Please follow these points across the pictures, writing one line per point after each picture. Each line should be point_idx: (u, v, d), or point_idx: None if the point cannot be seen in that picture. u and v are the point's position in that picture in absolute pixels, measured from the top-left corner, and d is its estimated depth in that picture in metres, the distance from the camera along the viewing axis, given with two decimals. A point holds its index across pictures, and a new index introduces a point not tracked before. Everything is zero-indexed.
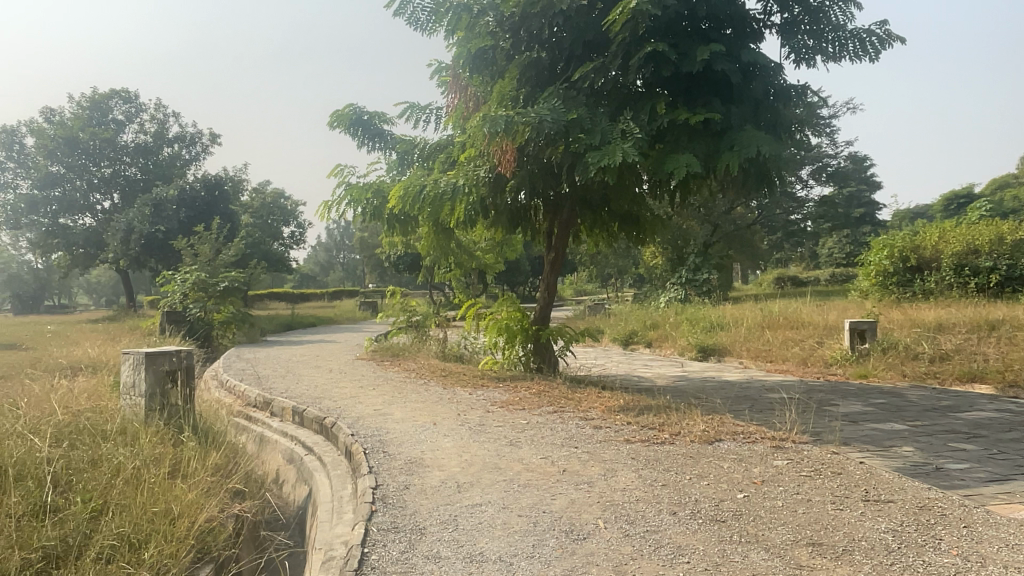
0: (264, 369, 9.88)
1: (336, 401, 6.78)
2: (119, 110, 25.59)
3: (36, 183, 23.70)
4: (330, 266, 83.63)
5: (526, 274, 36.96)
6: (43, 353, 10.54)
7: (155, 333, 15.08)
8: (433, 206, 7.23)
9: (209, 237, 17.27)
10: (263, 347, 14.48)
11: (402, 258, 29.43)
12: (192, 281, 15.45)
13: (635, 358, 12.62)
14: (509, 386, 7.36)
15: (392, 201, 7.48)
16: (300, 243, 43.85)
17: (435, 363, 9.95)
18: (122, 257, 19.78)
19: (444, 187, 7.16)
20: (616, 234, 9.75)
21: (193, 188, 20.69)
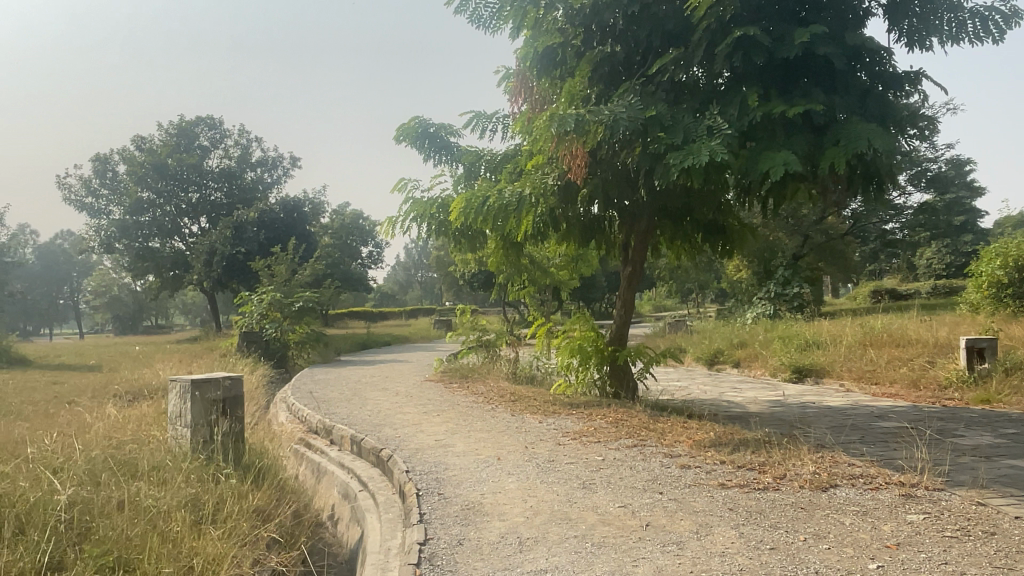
0: (330, 392, 9.53)
1: (397, 429, 6.29)
2: (204, 136, 26.39)
3: (127, 208, 24.61)
4: (410, 285, 84.84)
5: (604, 290, 36.10)
6: (119, 375, 10.55)
7: (231, 353, 15.12)
8: (500, 217, 6.71)
9: (285, 257, 17.34)
10: (336, 367, 14.27)
11: (477, 276, 29.15)
12: (268, 301, 15.46)
13: (723, 379, 11.70)
14: (583, 414, 6.70)
15: (454, 213, 7.00)
16: (379, 262, 44.36)
17: (507, 386, 9.37)
18: (205, 279, 20.15)
19: (511, 198, 6.63)
20: (699, 245, 8.99)
21: (272, 210, 20.96)
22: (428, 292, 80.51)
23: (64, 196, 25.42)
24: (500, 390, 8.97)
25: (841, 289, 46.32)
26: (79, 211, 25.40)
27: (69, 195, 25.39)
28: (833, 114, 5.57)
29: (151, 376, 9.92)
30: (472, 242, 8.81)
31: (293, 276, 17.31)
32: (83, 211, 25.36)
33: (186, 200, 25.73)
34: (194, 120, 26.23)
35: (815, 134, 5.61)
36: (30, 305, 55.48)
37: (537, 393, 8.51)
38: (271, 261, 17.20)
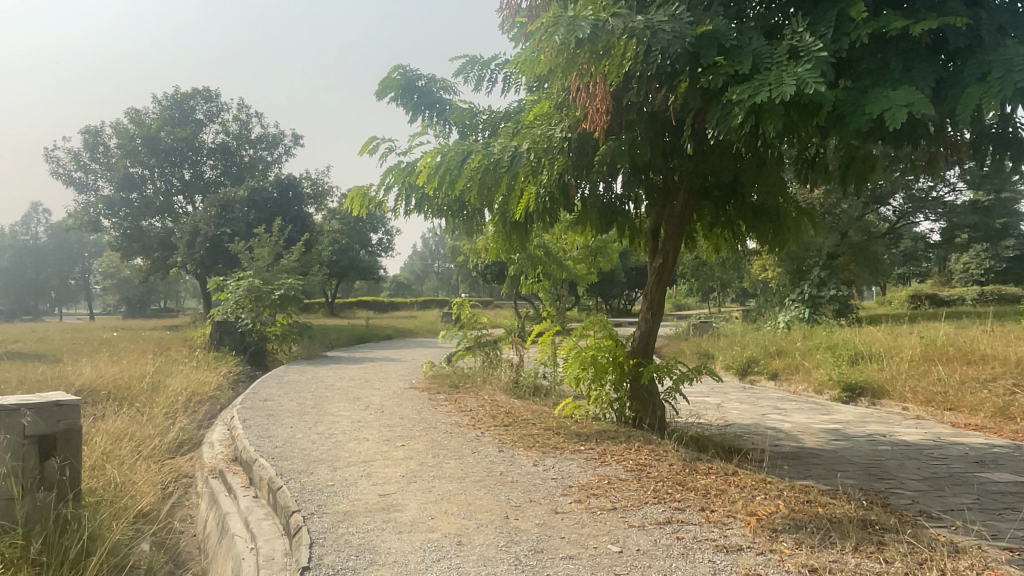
0: (288, 401, 7.85)
1: (335, 471, 4.56)
2: (200, 110, 24.81)
3: (116, 185, 23.08)
4: (425, 276, 83.75)
5: (621, 286, 34.27)
6: (49, 367, 8.97)
7: (204, 346, 13.50)
8: (487, 183, 5.01)
9: (269, 239, 15.68)
10: (318, 364, 12.61)
11: (488, 267, 27.43)
12: (246, 288, 13.76)
13: (763, 397, 9.87)
14: (595, 453, 4.94)
15: (423, 176, 5.24)
16: (389, 251, 42.78)
17: (502, 401, 7.64)
18: (189, 262, 18.58)
19: (503, 158, 4.92)
20: (744, 234, 7.15)
21: (264, 188, 19.32)
22: (443, 282, 78.86)
23: (50, 169, 23.93)
24: (493, 407, 7.22)
25: (870, 294, 44.10)
26: (67, 185, 23.97)
27: (56, 168, 23.88)
28: (976, 35, 3.76)
29: (79, 373, 8.31)
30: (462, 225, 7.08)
31: (278, 262, 15.66)
32: (70, 186, 23.88)
33: (180, 178, 24.16)
34: (190, 93, 24.63)
35: (946, 66, 3.81)
36: (37, 284, 54.51)
37: (536, 413, 6.74)
38: (255, 243, 15.54)
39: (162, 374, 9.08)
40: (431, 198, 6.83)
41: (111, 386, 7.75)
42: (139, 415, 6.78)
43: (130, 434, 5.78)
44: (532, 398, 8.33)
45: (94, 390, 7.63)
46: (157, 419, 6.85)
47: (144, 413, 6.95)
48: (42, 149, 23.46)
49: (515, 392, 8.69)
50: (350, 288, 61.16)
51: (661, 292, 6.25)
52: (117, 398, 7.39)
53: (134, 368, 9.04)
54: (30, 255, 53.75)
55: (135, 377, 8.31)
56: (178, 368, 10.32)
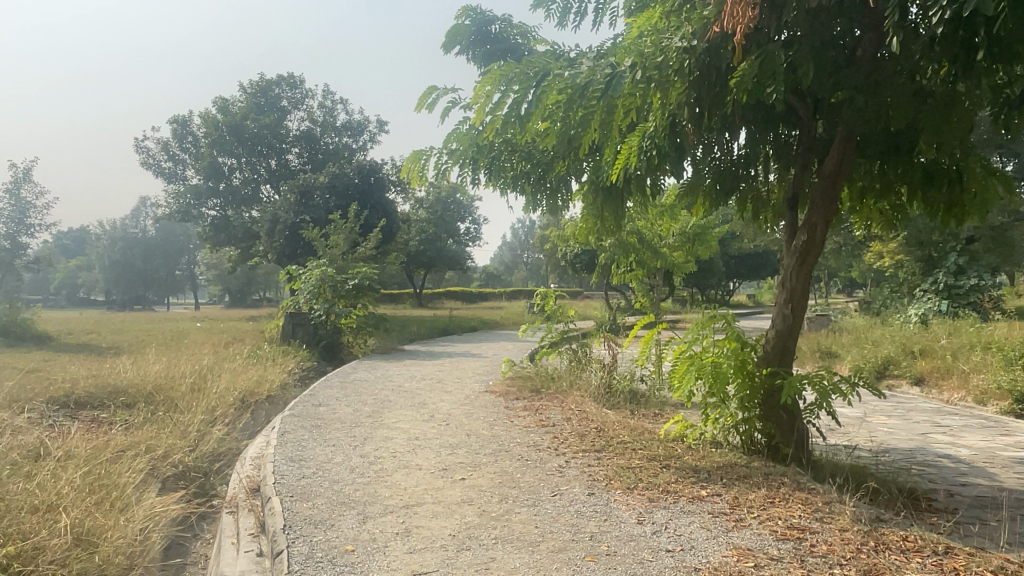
0: (342, 407, 6.71)
1: (364, 525, 3.32)
2: (285, 97, 24.31)
3: (203, 174, 22.95)
4: (515, 266, 83.09)
5: (721, 276, 32.03)
6: (98, 363, 8.21)
7: (275, 340, 12.72)
8: (575, 118, 3.66)
9: (344, 225, 14.74)
10: (392, 360, 11.54)
11: (578, 256, 25.94)
12: (319, 277, 12.76)
13: (916, 410, 8.03)
14: (726, 506, 3.52)
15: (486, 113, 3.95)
16: (477, 240, 41.86)
17: (595, 412, 6.23)
18: (269, 250, 18.09)
19: (598, 80, 3.55)
20: (908, 207, 5.48)
21: (345, 174, 18.52)
22: (533, 273, 77.77)
23: (143, 160, 24.09)
24: (582, 421, 5.82)
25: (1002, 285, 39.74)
26: (158, 176, 24.10)
27: (148, 158, 24.00)
28: None
29: (122, 371, 7.46)
30: (543, 197, 5.71)
31: (354, 249, 14.75)
32: (161, 176, 24.00)
33: (266, 166, 23.80)
34: (275, 79, 24.19)
35: None
36: (148, 275, 56.77)
37: (637, 432, 5.31)
38: (331, 228, 14.67)
39: (216, 374, 8.16)
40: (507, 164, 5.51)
41: (149, 390, 6.82)
42: (166, 431, 5.78)
43: (137, 460, 4.73)
44: (632, 410, 6.87)
45: (129, 393, 6.73)
46: (188, 436, 5.83)
47: (175, 427, 5.95)
48: (133, 138, 23.60)
49: (606, 401, 7.25)
50: (440, 278, 61.01)
51: (804, 276, 4.72)
52: (151, 406, 6.44)
53: (186, 366, 8.16)
54: (141, 247, 56.08)
55: (181, 377, 7.39)
56: (239, 365, 9.46)
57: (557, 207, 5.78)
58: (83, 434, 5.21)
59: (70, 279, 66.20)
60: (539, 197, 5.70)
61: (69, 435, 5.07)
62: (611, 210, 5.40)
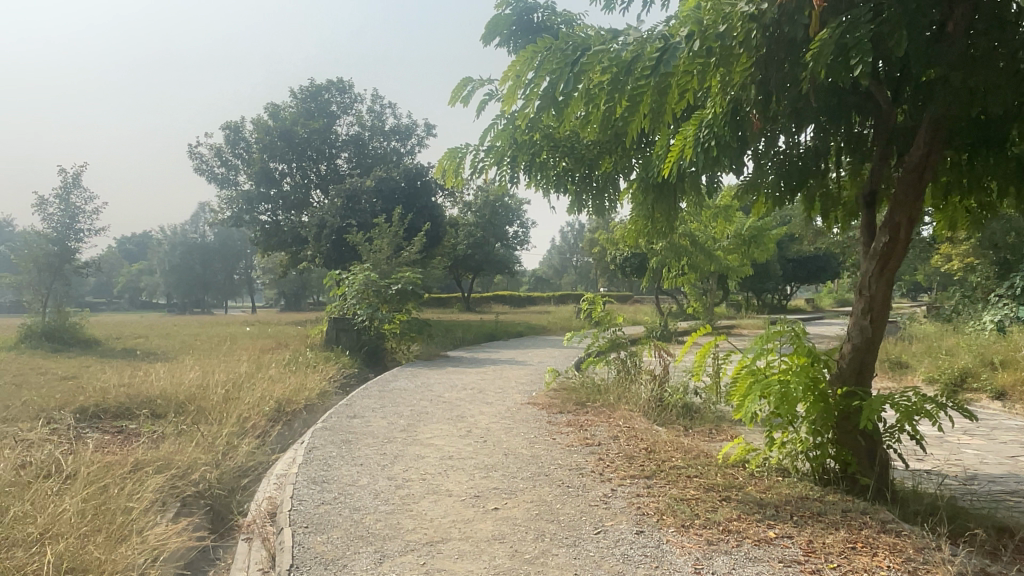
0: (376, 420, 6.35)
1: (378, 566, 2.92)
2: (334, 102, 24.30)
3: (254, 179, 23.10)
4: (564, 270, 82.51)
5: (777, 279, 30.93)
6: (135, 370, 8.06)
7: (318, 346, 12.53)
8: (622, 102, 3.22)
9: (388, 229, 14.49)
10: (435, 368, 11.20)
11: (628, 259, 25.30)
12: (361, 282, 12.51)
13: (1003, 429, 7.27)
14: (798, 552, 3.02)
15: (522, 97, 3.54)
16: (526, 244, 41.48)
17: (646, 429, 5.73)
18: (316, 255, 18.07)
19: (649, 55, 3.10)
20: (1001, 207, 4.85)
21: (391, 178, 18.34)
22: (582, 277, 77.11)
23: (197, 167, 24.41)
24: (631, 440, 5.33)
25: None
26: (211, 182, 24.37)
27: (202, 164, 24.29)
28: None
29: (155, 380, 7.27)
30: (588, 196, 5.28)
31: (399, 253, 14.50)
32: (214, 182, 24.27)
33: (316, 171, 23.84)
34: (324, 85, 24.21)
35: None
36: (206, 279, 58.07)
37: (691, 454, 4.82)
38: (375, 232, 14.45)
39: (251, 382, 7.92)
40: (548, 163, 5.08)
41: (179, 400, 6.58)
42: (191, 445, 5.50)
43: (152, 481, 4.43)
44: (685, 427, 6.34)
45: (159, 403, 6.50)
46: (213, 451, 5.55)
47: (201, 442, 5.67)
48: (188, 145, 23.95)
49: (656, 416, 6.73)
50: (490, 282, 60.90)
51: (886, 283, 4.15)
52: (179, 417, 6.19)
53: (222, 374, 7.94)
54: (199, 251, 57.43)
55: (214, 387, 7.15)
56: (278, 372, 9.24)
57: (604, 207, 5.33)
58: (103, 449, 4.96)
59: (133, 283, 68.23)
60: (583, 196, 5.26)
61: (87, 450, 4.83)
62: (663, 211, 4.93)
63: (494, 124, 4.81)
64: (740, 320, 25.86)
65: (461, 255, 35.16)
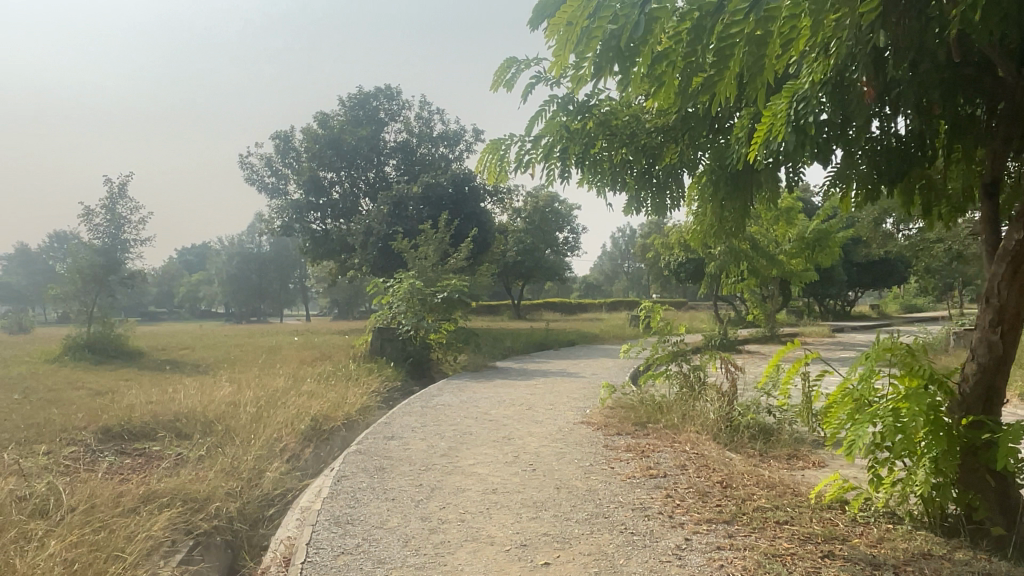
0: (414, 442, 5.79)
1: None
2: (383, 109, 23.83)
3: (304, 188, 22.86)
4: (616, 275, 81.53)
5: (841, 284, 29.57)
6: (169, 385, 7.70)
7: (362, 357, 12.11)
8: (699, 66, 2.59)
9: (433, 235, 13.99)
10: (483, 380, 10.64)
11: (684, 264, 24.39)
12: (406, 290, 12.03)
13: None
14: None
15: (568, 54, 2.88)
16: (576, 250, 40.78)
17: (717, 456, 5.04)
18: (363, 263, 17.77)
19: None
20: None
21: (439, 184, 17.92)
22: (634, 283, 75.99)
23: (247, 176, 24.24)
24: (701, 471, 4.65)
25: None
26: (261, 191, 24.14)
27: (252, 174, 24.09)
28: None
29: (185, 396, 6.86)
30: (648, 192, 4.62)
31: (445, 260, 14.00)
32: (264, 192, 24.01)
33: (365, 179, 23.54)
34: (372, 91, 23.71)
35: None
36: (262, 288, 59.00)
37: (776, 492, 4.12)
38: (420, 238, 13.99)
39: (286, 399, 7.45)
40: (603, 158, 4.43)
41: (207, 419, 6.14)
42: (212, 471, 5.03)
43: (160, 517, 3.96)
44: (760, 455, 5.60)
45: (185, 422, 6.08)
46: (237, 478, 5.07)
47: (224, 468, 5.20)
48: (238, 155, 23.86)
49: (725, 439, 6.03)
50: (540, 288, 60.37)
51: (1021, 290, 3.34)
52: (205, 438, 5.73)
53: (257, 390, 7.50)
54: (255, 262, 58.38)
55: (245, 404, 6.70)
56: (318, 387, 8.79)
57: (667, 204, 4.67)
58: (113, 480, 4.52)
59: (192, 294, 69.81)
60: (643, 192, 4.60)
61: (95, 481, 4.40)
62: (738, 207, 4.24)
63: (542, 111, 4.18)
64: (802, 328, 24.64)
65: (510, 262, 34.65)
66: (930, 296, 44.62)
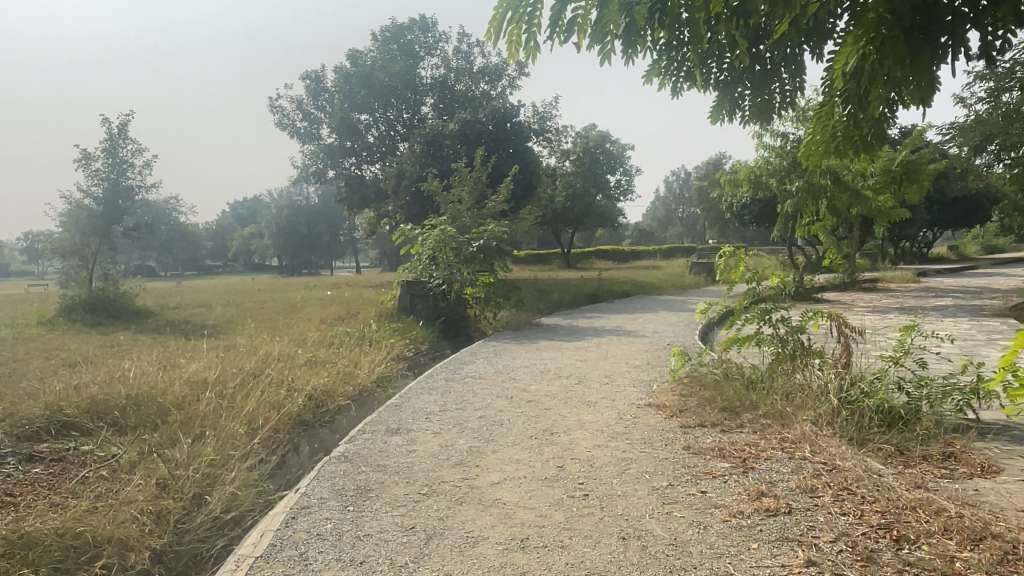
0: (423, 440, 4.26)
1: None
2: (418, 42, 21.96)
3: (337, 132, 21.27)
4: (670, 221, 78.69)
5: (922, 223, 26.93)
6: (141, 353, 6.37)
7: (389, 314, 10.69)
8: None
9: (467, 173, 12.30)
10: (526, 341, 9.08)
11: (749, 205, 22.26)
12: (435, 238, 10.44)
13: None
14: None
15: None
16: (628, 193, 38.60)
17: (862, 473, 3.39)
18: (396, 210, 16.37)
19: None
20: None
21: (477, 120, 16.14)
22: (689, 228, 73.21)
23: (278, 120, 22.74)
24: (845, 504, 3.01)
25: None
26: (292, 136, 22.66)
27: (283, 118, 22.60)
28: None
29: (147, 370, 5.51)
30: (744, 85, 3.25)
31: (482, 203, 12.36)
32: (296, 137, 22.54)
33: (402, 120, 21.84)
34: (406, 23, 21.81)
35: None
36: (311, 240, 58.34)
37: (996, 559, 2.46)
38: (452, 179, 12.35)
39: (276, 372, 6.04)
40: (676, 44, 3.03)
41: (161, 406, 4.77)
42: (133, 490, 3.65)
43: None
44: (909, 467, 3.91)
45: (133, 409, 4.73)
46: (168, 500, 3.67)
47: (159, 483, 3.82)
48: (268, 98, 22.33)
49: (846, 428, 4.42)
50: (591, 235, 58.40)
51: None
52: (149, 434, 4.36)
53: (242, 363, 6.10)
54: (304, 213, 57.70)
55: (217, 386, 5.30)
56: (326, 354, 7.36)
57: (770, 105, 3.30)
58: None
59: (245, 247, 70.05)
60: (738, 85, 3.25)
61: None
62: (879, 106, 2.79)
63: None
64: (881, 274, 22.35)
65: (559, 207, 32.77)
66: (1013, 234, 41.21)
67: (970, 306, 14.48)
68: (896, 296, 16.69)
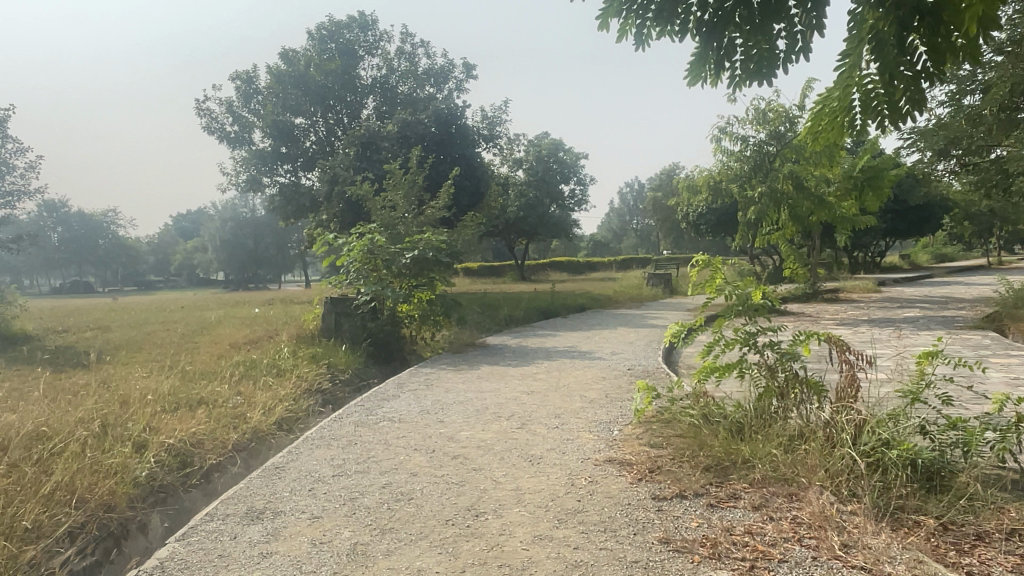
0: (290, 534, 2.99)
1: None
2: (357, 40, 20.64)
3: (271, 136, 19.83)
4: (625, 232, 78.40)
5: (880, 231, 26.57)
6: None
7: (312, 336, 9.38)
8: None
9: (400, 176, 11.02)
10: (467, 366, 7.84)
11: (707, 214, 21.54)
12: (361, 249, 9.15)
13: None
14: None
15: None
16: (583, 203, 37.81)
17: None
18: (329, 220, 15.05)
19: None
20: None
21: (418, 121, 14.92)
22: (644, 240, 72.94)
23: (207, 124, 21.17)
24: None
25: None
26: (222, 141, 21.11)
27: (211, 122, 21.03)
28: None
29: None
30: (735, 29, 2.51)
31: (420, 209, 11.10)
32: (225, 141, 20.98)
33: (341, 124, 20.48)
34: (344, 20, 20.50)
35: None
36: (258, 254, 56.13)
37: None
38: (385, 182, 11.08)
39: (128, 420, 4.72)
40: None
41: None
42: None
43: None
44: (968, 563, 2.77)
45: None
46: None
47: None
48: (195, 101, 20.77)
49: (871, 483, 3.30)
50: (545, 247, 57.53)
51: None
52: None
53: (82, 411, 4.75)
54: (250, 225, 55.60)
55: (27, 449, 4.01)
56: (214, 391, 6.02)
57: (765, 53, 2.53)
58: None
59: (189, 261, 67.39)
60: (726, 29, 2.51)
61: None
62: (903, 60, 2.17)
63: None
64: (842, 284, 21.75)
65: (512, 217, 31.67)
66: (963, 243, 41.56)
67: (940, 317, 13.74)
68: (861, 308, 15.93)
